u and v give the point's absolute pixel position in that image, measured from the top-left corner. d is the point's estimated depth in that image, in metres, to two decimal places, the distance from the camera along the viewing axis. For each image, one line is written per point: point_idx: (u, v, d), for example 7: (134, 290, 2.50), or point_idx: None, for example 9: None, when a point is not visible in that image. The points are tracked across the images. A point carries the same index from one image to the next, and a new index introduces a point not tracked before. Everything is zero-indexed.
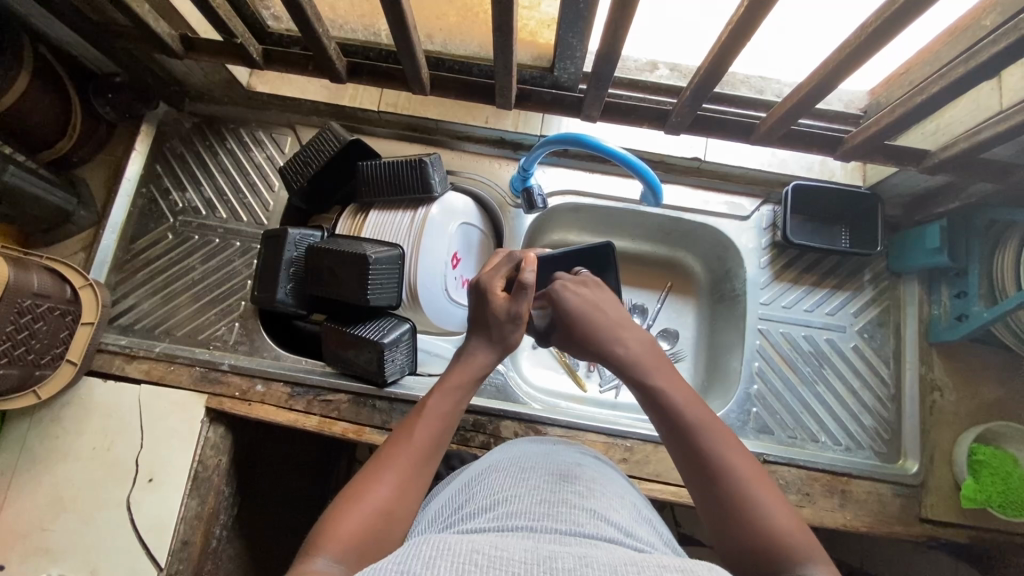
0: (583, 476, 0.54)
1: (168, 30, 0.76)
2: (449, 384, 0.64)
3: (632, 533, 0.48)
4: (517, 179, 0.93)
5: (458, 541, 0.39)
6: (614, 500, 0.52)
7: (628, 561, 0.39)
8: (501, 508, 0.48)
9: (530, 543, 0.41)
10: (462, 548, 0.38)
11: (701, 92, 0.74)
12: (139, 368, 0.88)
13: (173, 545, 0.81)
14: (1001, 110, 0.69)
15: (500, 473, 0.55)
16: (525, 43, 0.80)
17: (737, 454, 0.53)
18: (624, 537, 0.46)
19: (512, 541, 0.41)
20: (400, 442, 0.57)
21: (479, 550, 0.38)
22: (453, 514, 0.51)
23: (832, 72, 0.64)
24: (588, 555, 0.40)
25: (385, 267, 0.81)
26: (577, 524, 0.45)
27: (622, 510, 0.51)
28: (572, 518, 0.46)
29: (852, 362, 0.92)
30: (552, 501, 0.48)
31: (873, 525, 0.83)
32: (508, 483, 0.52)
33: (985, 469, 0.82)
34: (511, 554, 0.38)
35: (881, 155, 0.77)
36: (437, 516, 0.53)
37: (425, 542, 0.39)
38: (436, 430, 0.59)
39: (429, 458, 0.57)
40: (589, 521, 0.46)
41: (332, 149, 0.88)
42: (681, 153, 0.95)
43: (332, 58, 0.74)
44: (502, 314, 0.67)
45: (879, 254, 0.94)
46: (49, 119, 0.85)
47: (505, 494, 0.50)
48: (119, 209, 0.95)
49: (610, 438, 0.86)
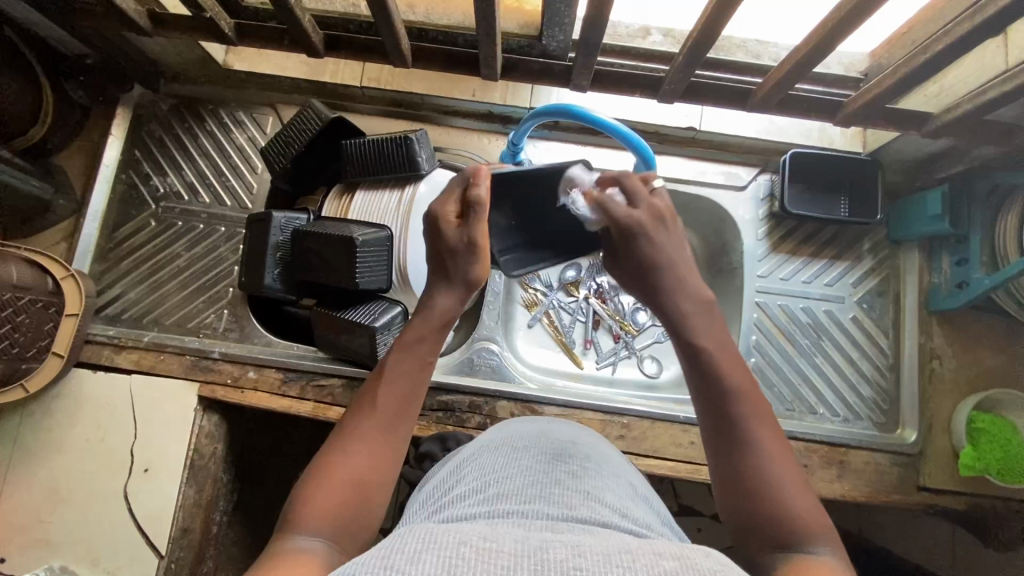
0: (576, 454, 0.53)
1: (134, 5, 0.72)
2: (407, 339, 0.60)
3: (628, 515, 0.47)
4: (506, 155, 0.90)
5: (445, 532, 0.38)
6: (610, 481, 0.51)
7: (623, 548, 0.38)
8: (491, 492, 0.47)
9: (521, 531, 0.40)
10: (449, 540, 0.37)
11: (694, 58, 0.71)
12: (129, 358, 0.87)
13: (173, 532, 0.81)
14: (1006, 68, 0.66)
15: (491, 455, 0.54)
16: (510, 10, 0.76)
17: (769, 430, 0.49)
18: (618, 519, 0.45)
19: (502, 530, 0.39)
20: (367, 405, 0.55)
21: (467, 542, 0.37)
22: (443, 497, 0.50)
23: (831, 32, 0.61)
24: (581, 543, 0.39)
25: (374, 249, 0.79)
26: (571, 509, 0.44)
27: (616, 490, 0.50)
28: (565, 502, 0.45)
29: (851, 333, 0.91)
30: (544, 484, 0.47)
31: (871, 494, 0.83)
32: (499, 465, 0.51)
33: (984, 435, 0.82)
34: (500, 545, 0.37)
35: (882, 120, 0.74)
36: (428, 500, 0.53)
37: (411, 534, 0.38)
38: (406, 387, 0.57)
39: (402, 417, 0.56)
40: (583, 505, 0.45)
41: (314, 127, 0.85)
42: (676, 124, 0.92)
43: (308, 31, 0.70)
44: (456, 241, 0.64)
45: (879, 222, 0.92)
46: (18, 105, 0.82)
47: (495, 477, 0.49)
48: (98, 196, 0.92)
49: (606, 416, 0.86)
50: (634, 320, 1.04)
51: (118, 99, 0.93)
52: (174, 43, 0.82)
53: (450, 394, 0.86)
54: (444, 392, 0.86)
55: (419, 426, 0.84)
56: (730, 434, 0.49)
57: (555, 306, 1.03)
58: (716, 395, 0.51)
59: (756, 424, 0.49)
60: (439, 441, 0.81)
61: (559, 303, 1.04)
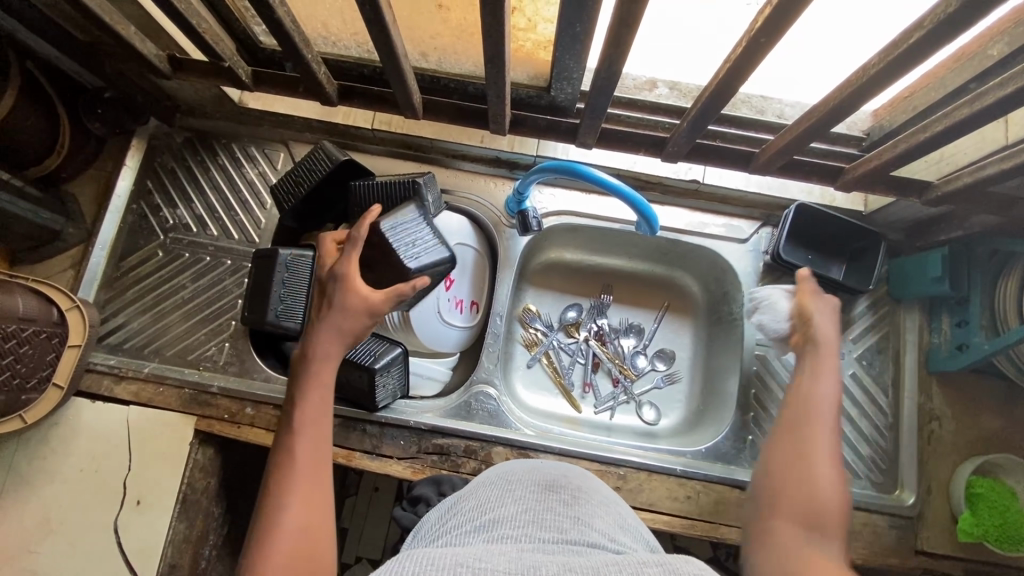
0: (569, 485, 0.53)
1: (156, 50, 0.74)
2: (316, 380, 0.63)
3: (616, 539, 0.47)
4: (512, 202, 0.92)
5: (440, 554, 0.39)
6: (600, 508, 0.52)
7: (609, 561, 0.39)
8: (485, 516, 0.47)
9: (517, 550, 0.41)
10: (447, 562, 0.38)
11: (698, 124, 0.72)
12: (128, 389, 0.88)
13: (161, 568, 0.81)
14: (1005, 144, 0.67)
15: (488, 486, 0.54)
16: (522, 61, 0.77)
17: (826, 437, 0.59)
18: (608, 543, 0.46)
19: (496, 550, 0.40)
20: (286, 459, 0.57)
21: (463, 562, 0.37)
22: (440, 527, 0.50)
23: (831, 110, 0.62)
24: (573, 561, 0.39)
25: (404, 232, 0.76)
26: (562, 530, 0.45)
27: (606, 517, 0.50)
28: (557, 524, 0.46)
29: (850, 390, 0.91)
30: (538, 509, 0.48)
31: (867, 557, 0.82)
32: (495, 495, 0.51)
33: (982, 501, 0.82)
34: (495, 564, 0.38)
35: (882, 185, 0.75)
36: (426, 530, 0.53)
37: (409, 560, 0.39)
38: (320, 422, 0.60)
39: (320, 457, 0.58)
40: (574, 526, 0.46)
41: (325, 168, 0.87)
42: (678, 175, 0.94)
43: (322, 82, 0.72)
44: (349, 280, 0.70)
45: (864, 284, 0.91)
46: (36, 139, 0.83)
47: (490, 505, 0.49)
48: (108, 225, 0.93)
49: (602, 466, 0.85)
50: (633, 364, 1.03)
51: (133, 131, 0.95)
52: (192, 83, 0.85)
53: (446, 437, 0.86)
54: (440, 435, 0.86)
55: (413, 470, 0.84)
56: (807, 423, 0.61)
57: (555, 347, 1.04)
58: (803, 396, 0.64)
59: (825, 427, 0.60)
60: (434, 486, 0.81)
61: (559, 345, 1.04)
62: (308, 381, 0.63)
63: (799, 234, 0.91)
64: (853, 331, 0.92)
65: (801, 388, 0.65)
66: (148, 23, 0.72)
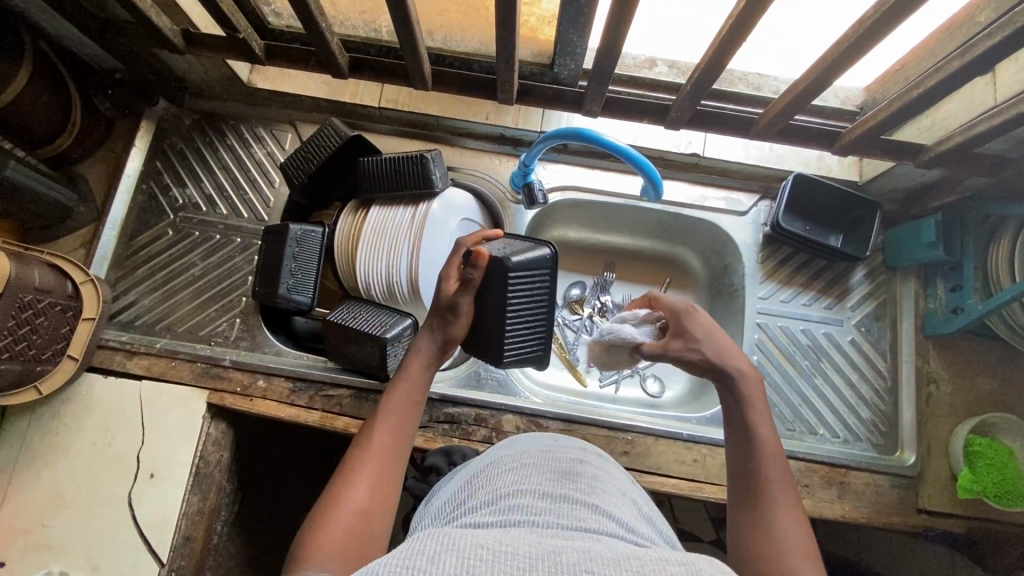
0: (584, 472, 0.53)
1: (170, 25, 0.76)
2: (407, 378, 0.66)
3: (634, 529, 0.47)
4: (517, 176, 0.94)
5: (461, 535, 0.39)
6: (616, 497, 0.51)
7: (631, 555, 0.39)
8: (503, 503, 0.48)
9: (535, 537, 0.41)
10: (468, 543, 0.38)
11: (699, 89, 0.75)
12: (140, 364, 0.88)
13: (176, 540, 0.81)
14: (995, 104, 0.70)
15: (502, 469, 0.54)
16: (526, 39, 0.80)
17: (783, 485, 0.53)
18: (625, 533, 0.46)
19: (516, 536, 0.40)
20: (364, 440, 0.60)
21: (484, 545, 0.38)
22: (455, 511, 0.51)
23: (828, 68, 0.65)
24: (592, 549, 0.39)
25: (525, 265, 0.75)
26: (580, 520, 0.45)
27: (623, 506, 0.50)
28: (574, 514, 0.46)
29: (850, 356, 0.93)
30: (554, 495, 0.48)
31: (871, 516, 0.84)
32: (511, 479, 0.51)
33: (980, 460, 0.84)
34: (516, 548, 0.38)
35: (877, 150, 0.78)
36: (441, 511, 0.54)
37: (430, 537, 0.39)
38: (399, 417, 0.63)
39: (394, 448, 0.60)
40: (591, 516, 0.46)
41: (334, 144, 0.89)
42: (679, 149, 0.96)
43: (334, 53, 0.74)
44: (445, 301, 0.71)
45: (861, 250, 0.93)
46: (49, 117, 0.85)
47: (506, 490, 0.49)
48: (119, 205, 0.94)
49: (611, 432, 0.87)
50: None
51: (143, 113, 0.97)
52: (203, 60, 0.86)
53: (457, 406, 0.87)
54: (451, 405, 0.87)
55: (425, 438, 0.85)
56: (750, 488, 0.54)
57: (560, 324, 1.05)
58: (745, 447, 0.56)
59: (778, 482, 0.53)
60: (446, 453, 0.82)
61: (564, 321, 1.06)
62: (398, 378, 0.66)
63: (797, 206, 0.94)
64: (850, 298, 0.95)
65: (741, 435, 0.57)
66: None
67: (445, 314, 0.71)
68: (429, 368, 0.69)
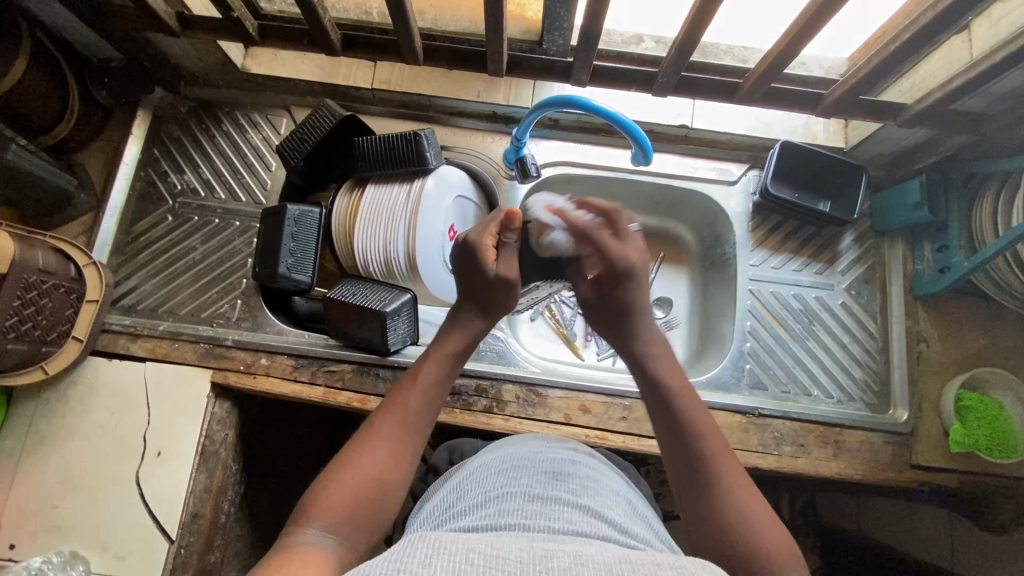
0: (575, 474, 0.54)
1: (164, 7, 0.77)
2: (439, 353, 0.67)
3: (627, 531, 0.48)
4: (510, 151, 0.95)
5: (452, 539, 0.40)
6: (608, 498, 0.52)
7: (621, 558, 0.39)
8: (492, 507, 0.48)
9: (525, 541, 0.41)
10: (458, 547, 0.38)
11: (682, 57, 0.77)
12: (144, 347, 0.89)
13: (184, 517, 0.82)
14: (971, 60, 0.72)
15: (492, 471, 0.55)
16: (514, 16, 0.82)
17: (719, 457, 0.57)
18: (618, 535, 0.46)
19: (506, 539, 0.41)
20: (396, 408, 0.61)
21: (475, 549, 0.38)
22: (444, 514, 0.52)
23: (805, 28, 0.67)
24: (584, 552, 0.40)
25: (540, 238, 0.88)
26: (572, 523, 0.45)
27: (615, 507, 0.51)
28: (564, 516, 0.46)
29: (841, 318, 0.95)
30: (545, 498, 0.48)
31: (866, 472, 0.86)
32: (500, 481, 0.52)
33: (972, 413, 0.86)
34: (507, 552, 0.38)
35: (859, 111, 0.80)
36: (430, 517, 0.54)
37: (421, 539, 0.40)
38: (432, 393, 0.63)
39: (423, 421, 0.61)
40: (582, 519, 0.46)
41: (329, 125, 0.90)
42: (668, 121, 0.97)
43: (327, 31, 0.76)
44: (491, 278, 0.71)
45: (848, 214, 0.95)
46: (48, 104, 0.86)
47: (496, 492, 0.50)
48: (118, 192, 0.96)
49: (608, 398, 0.88)
50: None
51: (139, 101, 0.98)
52: (198, 44, 0.88)
53: (457, 378, 0.89)
54: None
55: None
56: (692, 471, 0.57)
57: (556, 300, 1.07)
58: (676, 429, 0.60)
59: (717, 456, 0.57)
60: None
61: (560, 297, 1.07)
62: (429, 351, 0.67)
63: (785, 174, 0.96)
64: (840, 262, 0.97)
65: (672, 426, 0.61)
66: None
67: (488, 285, 0.71)
68: (460, 355, 0.69)
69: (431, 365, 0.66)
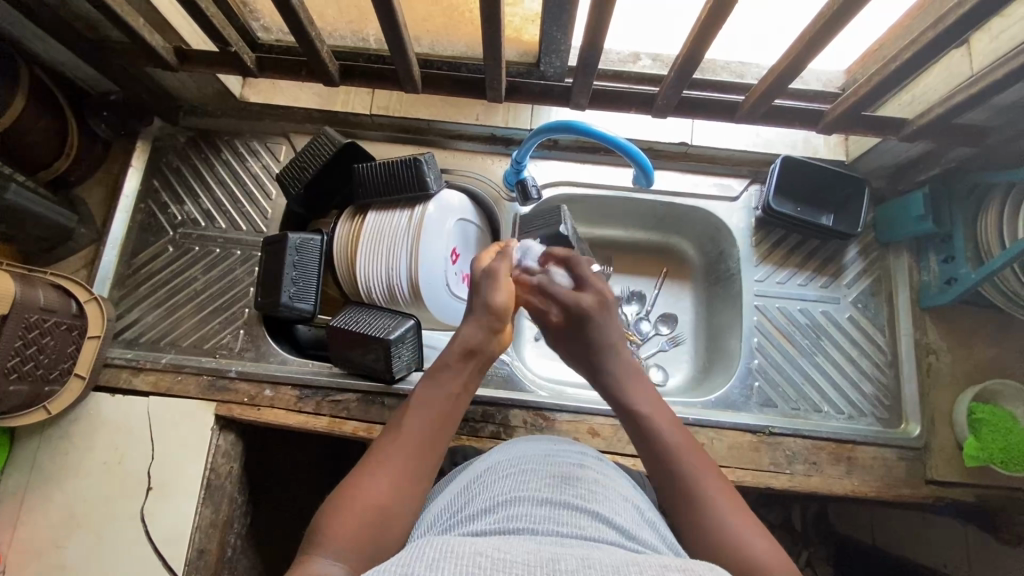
0: (585, 475, 0.51)
1: (162, 42, 0.78)
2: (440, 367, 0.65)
3: (634, 536, 0.45)
4: (510, 173, 0.95)
5: (460, 542, 0.38)
6: (617, 501, 0.49)
7: (629, 560, 0.37)
8: (501, 509, 0.45)
9: (533, 545, 0.39)
10: (467, 550, 0.37)
11: (683, 75, 0.76)
12: (147, 380, 0.89)
13: (190, 554, 0.81)
14: (971, 74, 0.72)
15: (500, 473, 0.51)
16: (511, 40, 0.83)
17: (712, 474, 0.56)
18: (625, 540, 0.44)
19: (514, 542, 0.39)
20: (398, 430, 0.59)
21: (483, 552, 0.36)
22: (452, 519, 0.48)
23: (804, 50, 0.67)
24: (592, 556, 0.38)
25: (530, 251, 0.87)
26: (580, 528, 0.43)
27: (624, 511, 0.48)
28: (573, 520, 0.44)
29: (849, 332, 0.94)
30: (553, 501, 0.46)
31: (881, 489, 0.85)
32: (508, 484, 0.49)
33: (985, 426, 0.84)
34: (513, 555, 0.36)
35: (861, 126, 0.80)
36: (435, 522, 0.51)
37: (428, 544, 0.38)
38: (434, 413, 0.61)
39: (429, 443, 0.59)
40: (590, 524, 0.44)
41: (328, 152, 0.90)
42: (669, 139, 0.97)
43: (325, 61, 0.76)
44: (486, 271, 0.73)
45: (853, 226, 0.94)
46: (47, 141, 0.86)
47: (505, 496, 0.47)
48: (118, 225, 0.96)
49: (616, 421, 0.87)
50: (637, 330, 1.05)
51: (138, 134, 0.98)
52: (196, 76, 0.88)
53: None
54: None
55: None
56: (687, 491, 0.54)
57: None
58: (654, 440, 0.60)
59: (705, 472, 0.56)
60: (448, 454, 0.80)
61: None
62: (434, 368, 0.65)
63: (788, 190, 0.95)
64: (845, 275, 0.96)
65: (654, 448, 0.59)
66: (154, 17, 0.76)
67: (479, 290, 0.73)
68: (464, 369, 0.66)
69: (433, 383, 0.64)
